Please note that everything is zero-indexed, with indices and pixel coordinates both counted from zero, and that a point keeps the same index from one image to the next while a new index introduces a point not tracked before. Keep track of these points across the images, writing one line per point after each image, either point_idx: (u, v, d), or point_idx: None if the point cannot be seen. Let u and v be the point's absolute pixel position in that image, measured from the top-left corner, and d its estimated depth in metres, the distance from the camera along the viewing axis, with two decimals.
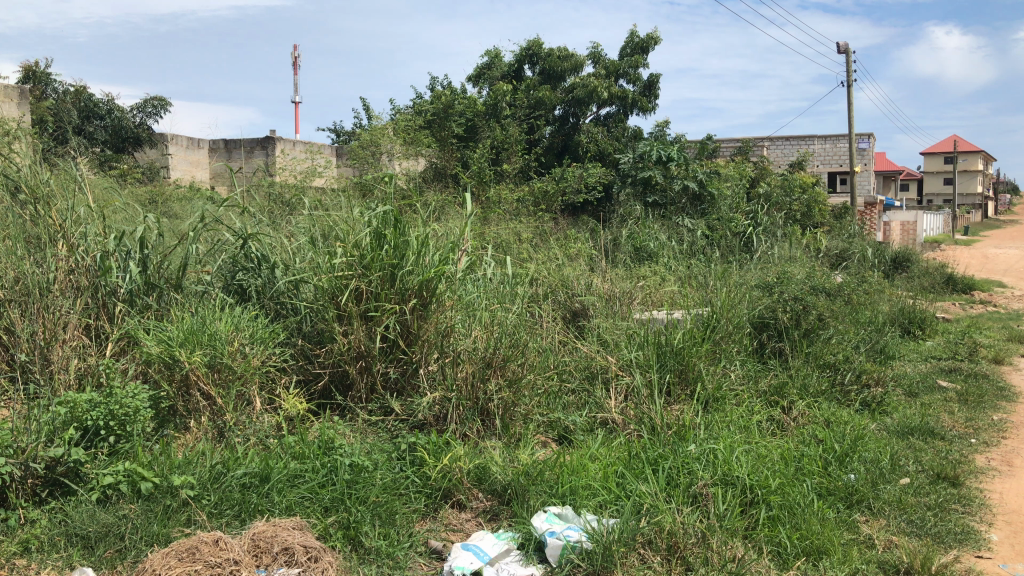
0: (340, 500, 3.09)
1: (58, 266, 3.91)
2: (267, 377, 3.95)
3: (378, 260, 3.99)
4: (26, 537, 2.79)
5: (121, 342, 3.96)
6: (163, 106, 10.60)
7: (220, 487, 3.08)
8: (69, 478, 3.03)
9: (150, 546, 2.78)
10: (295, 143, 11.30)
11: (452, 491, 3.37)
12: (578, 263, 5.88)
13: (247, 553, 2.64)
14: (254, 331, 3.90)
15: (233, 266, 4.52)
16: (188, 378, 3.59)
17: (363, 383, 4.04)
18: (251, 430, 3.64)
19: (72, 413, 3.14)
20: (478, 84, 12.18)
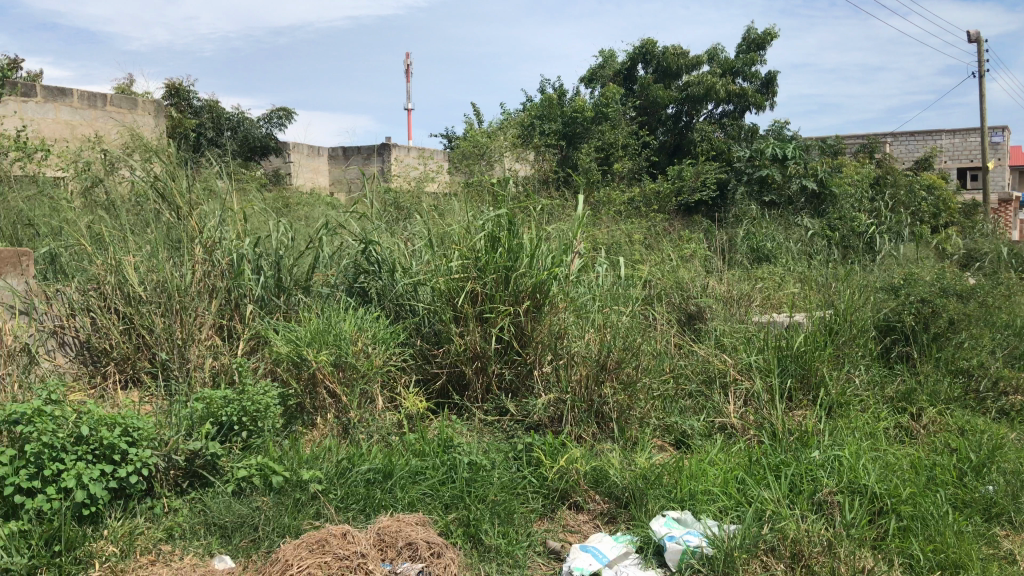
0: (460, 497, 3.16)
1: (195, 270, 4.16)
2: (388, 377, 4.05)
3: (493, 262, 4.06)
4: (170, 525, 2.95)
5: (252, 341, 4.15)
6: (287, 116, 11.01)
7: (346, 482, 3.19)
8: (207, 470, 3.20)
9: (283, 537, 2.91)
10: (410, 150, 11.55)
11: (570, 492, 3.37)
12: (694, 265, 5.78)
13: (373, 547, 2.73)
14: (377, 331, 4.01)
15: (356, 269, 4.68)
16: (315, 376, 3.76)
17: (479, 384, 4.11)
18: (374, 426, 3.76)
19: (208, 408, 3.28)
20: (593, 87, 12.24)
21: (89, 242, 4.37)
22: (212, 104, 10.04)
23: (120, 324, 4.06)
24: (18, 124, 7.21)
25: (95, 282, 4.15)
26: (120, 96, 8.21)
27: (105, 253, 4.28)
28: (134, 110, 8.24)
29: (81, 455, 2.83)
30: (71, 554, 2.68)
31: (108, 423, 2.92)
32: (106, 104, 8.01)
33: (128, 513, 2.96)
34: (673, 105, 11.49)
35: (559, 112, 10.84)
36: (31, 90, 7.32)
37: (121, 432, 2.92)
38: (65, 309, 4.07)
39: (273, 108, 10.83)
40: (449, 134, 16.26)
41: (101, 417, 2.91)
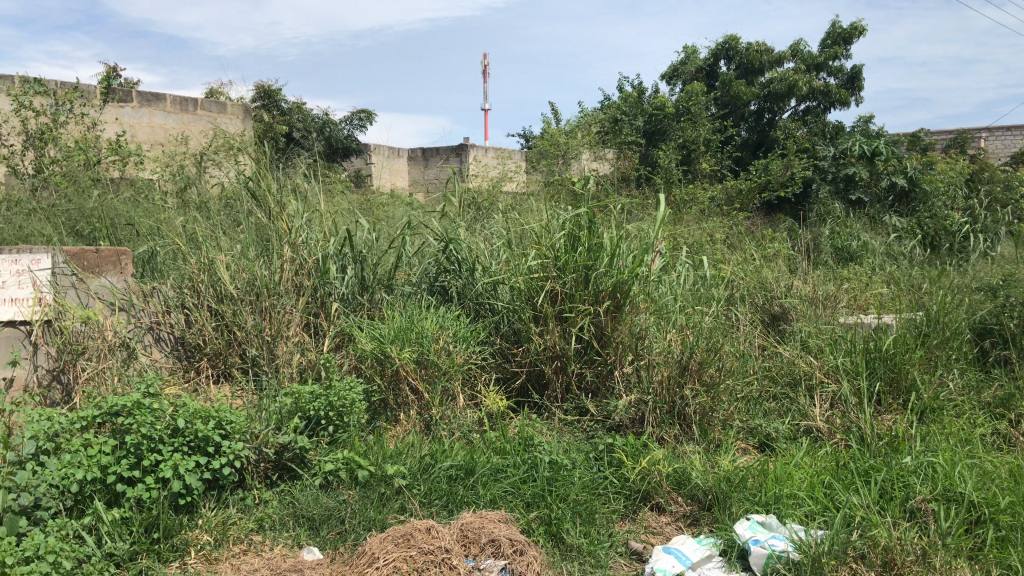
0: (541, 496, 3.17)
1: (284, 269, 4.29)
2: (469, 375, 4.09)
3: (573, 261, 4.09)
4: (260, 516, 3.04)
5: (337, 338, 4.24)
6: (367, 117, 11.21)
7: (429, 478, 3.24)
8: (295, 463, 3.29)
9: (369, 530, 2.97)
10: (488, 150, 11.62)
11: (651, 493, 3.35)
12: (777, 265, 5.67)
13: (456, 542, 2.76)
14: (457, 330, 4.05)
15: (437, 268, 4.71)
16: (398, 373, 3.82)
17: (559, 383, 4.11)
18: (456, 423, 3.80)
19: (296, 403, 3.38)
20: (673, 85, 12.12)
21: (183, 242, 4.54)
22: (300, 107, 10.16)
23: (212, 321, 4.20)
24: (116, 128, 7.51)
25: (189, 280, 4.30)
26: (209, 100, 8.47)
27: (199, 252, 4.43)
28: (221, 114, 8.51)
29: (177, 446, 2.94)
30: (169, 541, 2.81)
31: (202, 416, 3.03)
32: (198, 108, 8.29)
33: (221, 504, 3.06)
34: (755, 101, 11.28)
35: (638, 111, 10.76)
36: (128, 95, 7.61)
37: (214, 425, 3.02)
38: (162, 306, 4.23)
39: (354, 110, 11.04)
40: (526, 134, 16.28)
41: (196, 410, 3.02)
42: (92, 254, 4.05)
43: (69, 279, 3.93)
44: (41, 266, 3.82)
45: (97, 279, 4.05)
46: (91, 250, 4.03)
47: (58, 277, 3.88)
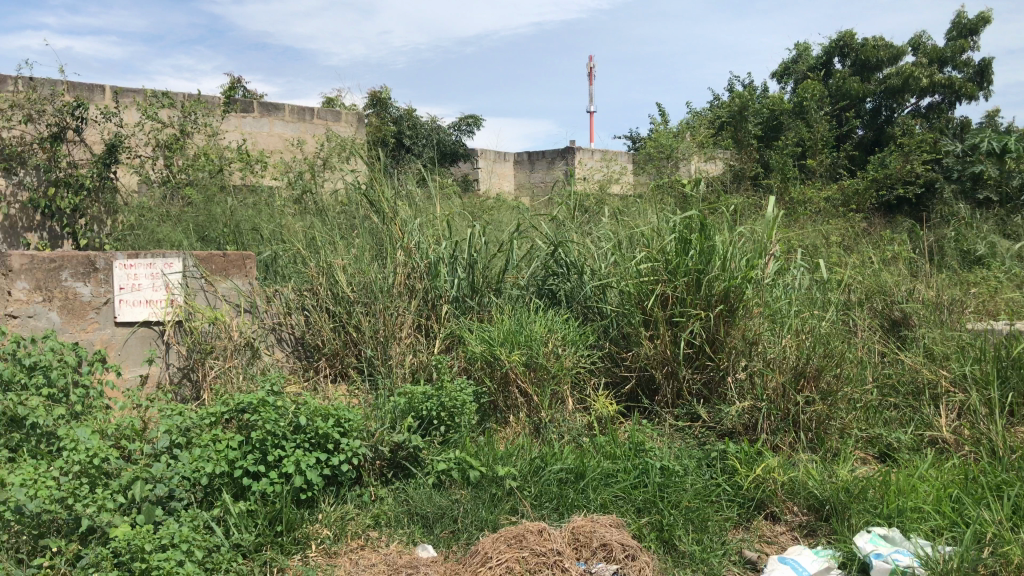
0: (652, 502, 3.15)
1: (396, 272, 4.41)
2: (578, 379, 4.09)
3: (684, 265, 4.03)
4: (377, 512, 3.13)
5: (448, 340, 4.31)
6: (474, 123, 11.34)
7: (540, 480, 3.27)
8: (410, 462, 3.37)
9: (482, 530, 3.02)
10: (594, 152, 11.60)
11: (766, 502, 3.27)
12: (898, 268, 5.45)
13: (568, 545, 2.78)
14: (567, 332, 4.06)
15: (545, 272, 4.71)
16: (507, 375, 3.86)
17: (669, 389, 4.09)
18: (566, 427, 3.81)
19: (409, 403, 3.45)
20: (784, 83, 11.81)
21: (302, 246, 4.71)
22: (410, 113, 10.30)
23: (330, 322, 4.35)
24: (237, 138, 7.85)
25: (309, 284, 4.47)
26: (325, 109, 8.76)
27: (317, 256, 4.59)
28: (336, 122, 8.77)
29: (299, 442, 3.06)
30: (291, 535, 2.92)
31: (323, 414, 3.15)
32: (314, 117, 8.59)
33: (340, 500, 3.16)
34: (871, 98, 10.86)
35: (749, 110, 10.53)
36: (249, 106, 7.96)
37: (334, 423, 3.13)
38: (283, 307, 4.40)
39: (462, 116, 11.19)
40: (632, 136, 16.22)
41: (317, 409, 3.13)
42: (219, 258, 4.25)
43: (198, 282, 4.17)
44: (173, 269, 4.06)
45: (224, 281, 4.27)
46: (218, 252, 4.24)
47: (188, 280, 4.12)
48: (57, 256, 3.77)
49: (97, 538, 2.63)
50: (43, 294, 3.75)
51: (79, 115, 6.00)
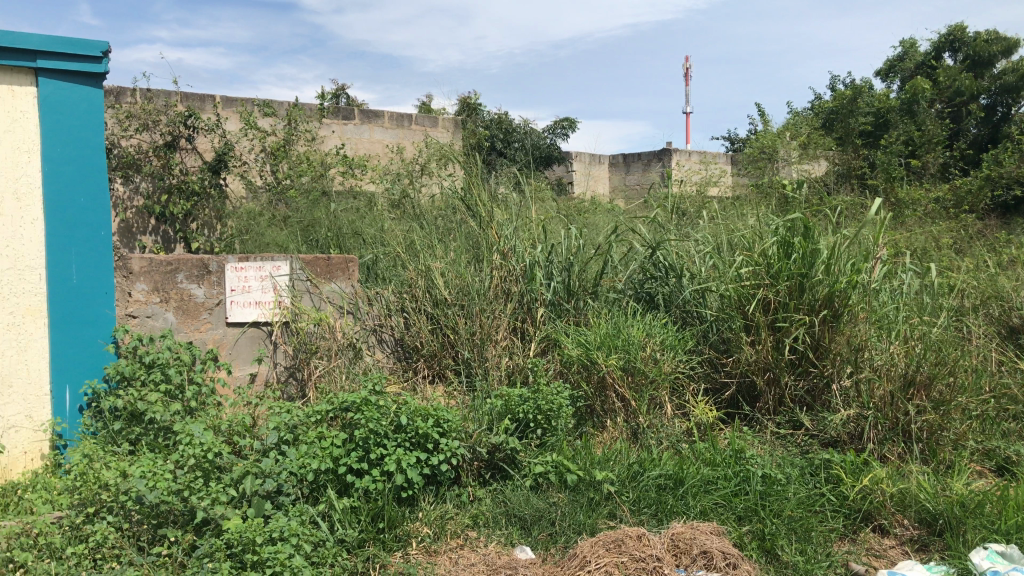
0: (753, 511, 3.10)
1: (493, 275, 4.45)
2: (677, 384, 4.05)
3: (786, 269, 3.93)
4: (476, 513, 3.17)
5: (543, 343, 4.33)
6: (569, 126, 11.34)
7: (638, 486, 3.25)
8: (507, 464, 3.39)
9: (579, 533, 3.03)
10: (691, 154, 11.45)
11: (874, 514, 3.17)
12: (1017, 272, 5.19)
13: (667, 552, 2.76)
14: (665, 337, 4.00)
15: (643, 275, 4.67)
16: (604, 380, 3.84)
17: (771, 396, 4.00)
18: (664, 433, 3.78)
19: (506, 406, 3.47)
20: (890, 82, 11.41)
21: (401, 249, 4.81)
22: (502, 118, 10.39)
23: (428, 323, 4.44)
24: (338, 144, 8.07)
25: (408, 287, 4.56)
26: (423, 115, 8.92)
27: (415, 259, 4.68)
28: (434, 127, 8.92)
29: (400, 442, 3.13)
30: (393, 532, 2.98)
31: (423, 414, 3.19)
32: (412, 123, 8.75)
33: (439, 499, 3.21)
34: (985, 95, 10.35)
35: (853, 109, 10.20)
36: (350, 113, 8.14)
37: (433, 423, 3.17)
38: (383, 309, 4.50)
39: (556, 119, 11.21)
40: (730, 137, 15.94)
41: (417, 409, 3.18)
42: (323, 261, 4.37)
43: (304, 284, 4.30)
44: (281, 271, 4.20)
45: (328, 283, 4.38)
46: (322, 256, 4.37)
47: (295, 281, 4.25)
48: (173, 259, 3.94)
49: (211, 529, 2.73)
50: (161, 295, 3.92)
51: (191, 124, 6.28)
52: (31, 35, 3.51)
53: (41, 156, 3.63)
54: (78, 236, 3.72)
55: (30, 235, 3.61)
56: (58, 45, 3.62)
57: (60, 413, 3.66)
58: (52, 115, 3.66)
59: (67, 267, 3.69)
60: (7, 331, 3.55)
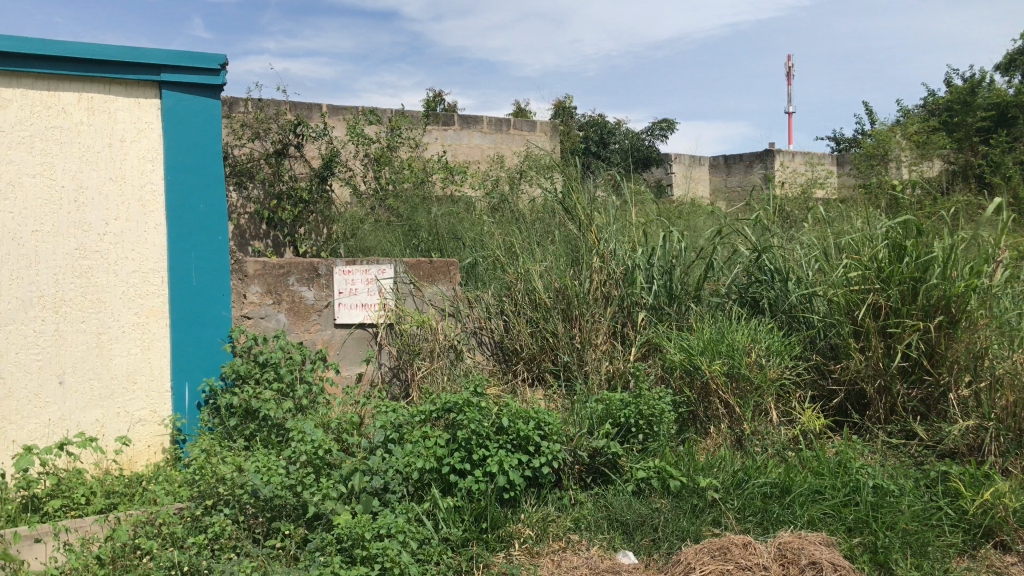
0: (865, 522, 3.01)
1: (593, 279, 4.44)
2: (783, 391, 3.96)
3: (898, 273, 3.79)
4: (577, 516, 3.17)
5: (645, 348, 4.27)
6: (668, 128, 11.22)
7: (743, 494, 3.20)
8: (609, 468, 3.38)
9: (683, 540, 3.01)
10: (795, 155, 11.15)
11: (995, 530, 3.03)
12: None
13: (774, 561, 2.71)
14: (771, 342, 3.90)
15: (747, 279, 4.58)
16: (708, 385, 3.79)
17: (882, 404, 3.87)
18: (769, 440, 3.70)
19: (607, 410, 3.46)
20: (1010, 76, 10.86)
21: (502, 253, 4.85)
22: (599, 121, 10.35)
23: (528, 327, 4.45)
24: (439, 150, 8.21)
25: (508, 289, 4.60)
26: (522, 119, 8.97)
27: (516, 263, 4.72)
28: (532, 132, 8.96)
29: (502, 443, 3.16)
30: (496, 532, 3.02)
31: (524, 416, 3.22)
32: (511, 128, 8.81)
33: (541, 501, 3.23)
34: None
35: (970, 106, 9.76)
36: (450, 119, 8.25)
37: (534, 426, 3.18)
38: (483, 313, 4.56)
39: (655, 121, 11.10)
40: (835, 136, 15.47)
41: (518, 411, 3.21)
42: (426, 265, 4.49)
43: (407, 287, 4.43)
44: (385, 275, 4.35)
45: (431, 285, 4.50)
46: (425, 259, 4.48)
47: (399, 284, 4.39)
48: (285, 262, 4.10)
49: (322, 524, 2.83)
50: (274, 296, 4.09)
51: (300, 132, 6.49)
52: (159, 50, 3.73)
53: (164, 164, 3.83)
54: (197, 240, 3.90)
55: (154, 239, 3.80)
56: (182, 60, 3.84)
57: (180, 410, 3.84)
58: (173, 125, 3.85)
59: (188, 270, 3.87)
60: (133, 330, 3.75)
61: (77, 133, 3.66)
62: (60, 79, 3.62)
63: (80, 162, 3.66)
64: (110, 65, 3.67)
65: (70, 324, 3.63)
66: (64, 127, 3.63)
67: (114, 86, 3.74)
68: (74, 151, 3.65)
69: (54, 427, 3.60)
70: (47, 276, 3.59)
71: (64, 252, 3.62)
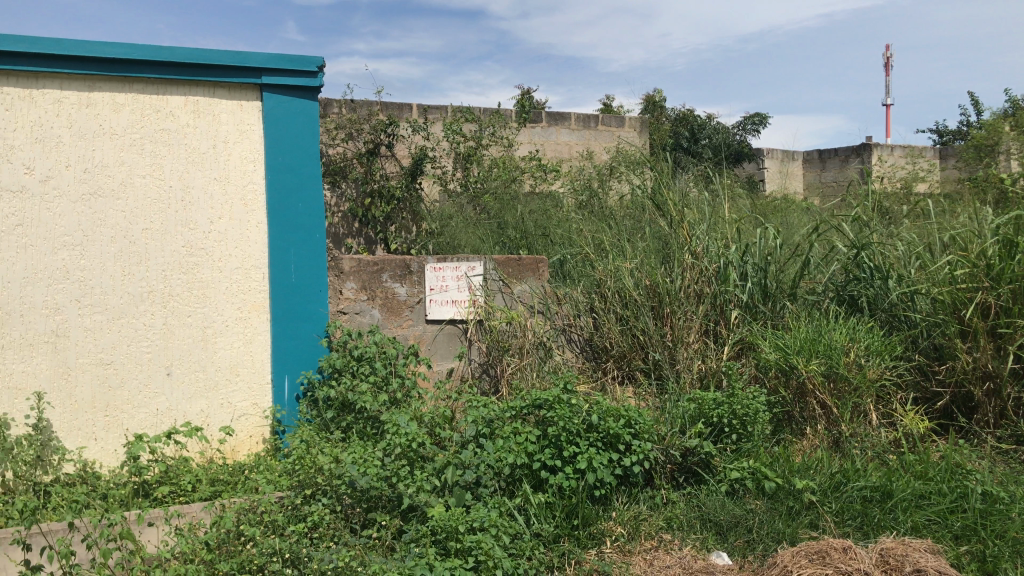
0: (972, 530, 2.91)
1: (685, 278, 4.36)
2: (883, 392, 3.85)
3: (1009, 271, 3.71)
4: (670, 515, 3.15)
5: (737, 347, 4.24)
6: (760, 122, 10.98)
7: (842, 496, 3.12)
8: (701, 468, 3.34)
9: (778, 543, 2.96)
10: (894, 148, 10.77)
11: None
12: None
13: (876, 566, 2.64)
14: (871, 341, 3.79)
15: (845, 276, 4.43)
16: (804, 386, 3.71)
17: (991, 408, 3.72)
18: (869, 442, 3.60)
19: (699, 408, 3.41)
20: None
21: (591, 250, 4.83)
22: (689, 115, 10.20)
23: (619, 324, 4.42)
24: (527, 148, 8.23)
25: (598, 287, 4.59)
26: (611, 116, 8.90)
27: (606, 260, 4.69)
28: (621, 127, 8.89)
29: (593, 441, 3.15)
30: (587, 529, 3.02)
31: (615, 414, 3.20)
32: (600, 124, 8.75)
33: (632, 500, 3.21)
34: None
35: None
36: (539, 116, 8.25)
37: (624, 424, 3.17)
38: (572, 310, 4.54)
39: (747, 115, 10.87)
40: (937, 129, 14.90)
41: (609, 409, 3.20)
42: (515, 262, 4.52)
43: (497, 283, 4.48)
44: (476, 271, 4.41)
45: (520, 283, 4.53)
46: (514, 256, 4.51)
47: (489, 281, 4.44)
48: (379, 259, 4.18)
49: (417, 515, 2.92)
50: (368, 293, 4.18)
51: (392, 132, 6.60)
52: (257, 54, 3.86)
53: (264, 164, 3.96)
54: (296, 237, 4.02)
55: (255, 237, 3.94)
56: (279, 62, 3.96)
57: (279, 402, 3.97)
58: (273, 126, 3.98)
59: (287, 266, 3.99)
60: (236, 324, 3.89)
61: (184, 134, 3.81)
62: (168, 84, 3.79)
63: (187, 162, 3.82)
64: (215, 69, 3.82)
65: (177, 318, 3.79)
66: (171, 129, 3.79)
67: (218, 89, 3.89)
68: (181, 152, 3.81)
69: (162, 416, 3.77)
70: (156, 272, 3.75)
71: (172, 249, 3.78)
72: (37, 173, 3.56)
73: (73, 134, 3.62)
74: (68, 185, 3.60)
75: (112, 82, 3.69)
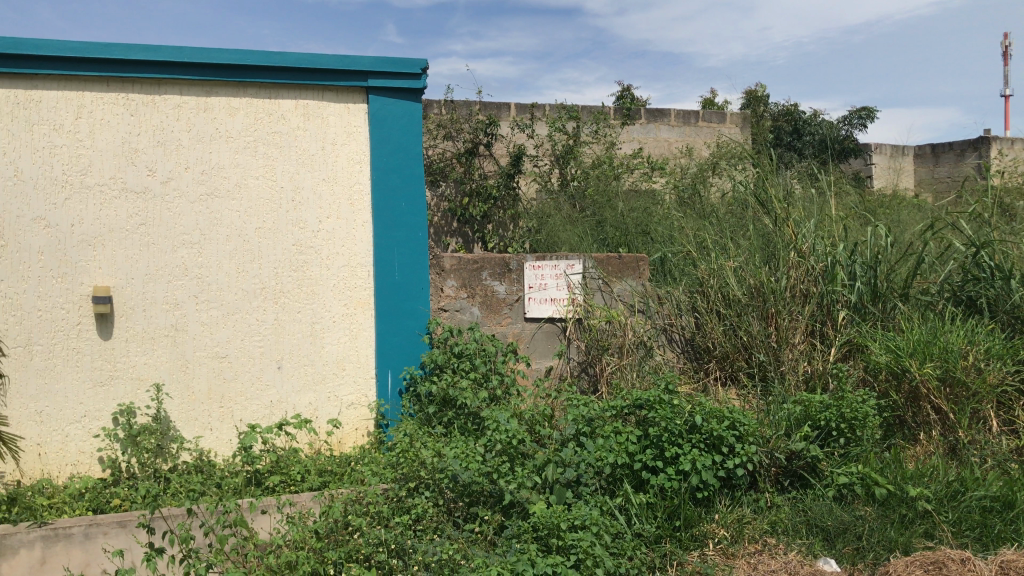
0: None
1: (790, 275, 4.26)
2: (1007, 397, 3.62)
3: None
4: (774, 519, 3.09)
5: (845, 348, 4.12)
6: (869, 116, 10.60)
7: (959, 506, 3.03)
8: (807, 471, 3.26)
9: (891, 551, 2.89)
10: (1015, 142, 10.24)
11: None
12: None
13: None
14: (991, 344, 3.61)
15: (962, 276, 4.25)
16: (917, 390, 3.59)
17: None
18: (989, 450, 3.45)
19: (806, 411, 3.32)
20: None
21: (693, 248, 4.75)
22: (793, 110, 9.92)
23: (721, 324, 4.32)
24: (626, 145, 8.17)
25: (699, 285, 4.49)
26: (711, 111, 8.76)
27: (707, 259, 4.60)
28: (722, 123, 8.73)
29: (695, 442, 3.10)
30: (689, 531, 3.00)
31: (717, 415, 3.14)
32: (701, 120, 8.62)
33: (735, 502, 3.16)
34: None
35: None
36: (638, 112, 8.18)
37: (728, 426, 3.10)
38: (674, 309, 4.46)
39: (855, 108, 10.51)
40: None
41: (712, 410, 3.14)
42: (615, 261, 4.49)
43: (597, 282, 4.46)
44: (575, 270, 4.41)
45: (620, 282, 4.49)
46: (614, 255, 4.47)
47: (588, 280, 4.43)
48: (479, 257, 4.22)
49: (518, 512, 2.94)
50: (468, 290, 4.23)
51: (491, 131, 6.66)
52: (363, 57, 3.96)
53: (370, 165, 4.05)
54: (400, 236, 4.10)
55: (361, 236, 4.04)
56: (384, 65, 4.05)
57: (383, 396, 4.06)
58: (379, 128, 4.07)
59: (390, 264, 4.07)
60: (342, 320, 4.01)
61: (294, 137, 3.95)
62: (280, 88, 3.93)
63: (297, 163, 3.95)
64: (323, 73, 3.94)
65: (288, 314, 3.93)
66: (283, 132, 3.93)
67: (326, 93, 4.01)
68: (291, 153, 3.94)
69: (273, 408, 3.92)
70: (268, 270, 3.90)
71: (283, 247, 3.92)
72: (159, 175, 3.75)
73: (192, 138, 3.80)
74: (187, 186, 3.78)
75: (227, 87, 3.85)
